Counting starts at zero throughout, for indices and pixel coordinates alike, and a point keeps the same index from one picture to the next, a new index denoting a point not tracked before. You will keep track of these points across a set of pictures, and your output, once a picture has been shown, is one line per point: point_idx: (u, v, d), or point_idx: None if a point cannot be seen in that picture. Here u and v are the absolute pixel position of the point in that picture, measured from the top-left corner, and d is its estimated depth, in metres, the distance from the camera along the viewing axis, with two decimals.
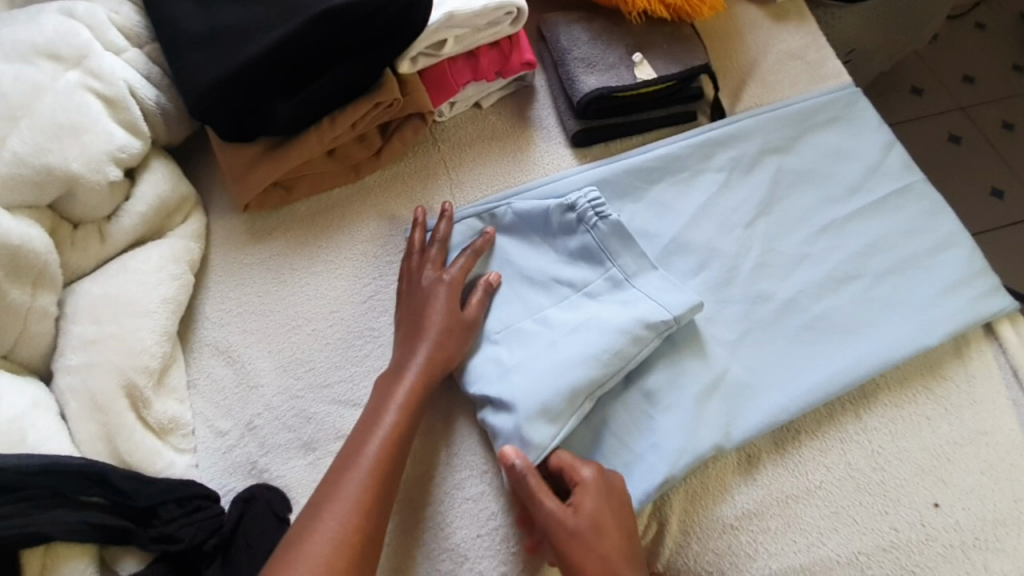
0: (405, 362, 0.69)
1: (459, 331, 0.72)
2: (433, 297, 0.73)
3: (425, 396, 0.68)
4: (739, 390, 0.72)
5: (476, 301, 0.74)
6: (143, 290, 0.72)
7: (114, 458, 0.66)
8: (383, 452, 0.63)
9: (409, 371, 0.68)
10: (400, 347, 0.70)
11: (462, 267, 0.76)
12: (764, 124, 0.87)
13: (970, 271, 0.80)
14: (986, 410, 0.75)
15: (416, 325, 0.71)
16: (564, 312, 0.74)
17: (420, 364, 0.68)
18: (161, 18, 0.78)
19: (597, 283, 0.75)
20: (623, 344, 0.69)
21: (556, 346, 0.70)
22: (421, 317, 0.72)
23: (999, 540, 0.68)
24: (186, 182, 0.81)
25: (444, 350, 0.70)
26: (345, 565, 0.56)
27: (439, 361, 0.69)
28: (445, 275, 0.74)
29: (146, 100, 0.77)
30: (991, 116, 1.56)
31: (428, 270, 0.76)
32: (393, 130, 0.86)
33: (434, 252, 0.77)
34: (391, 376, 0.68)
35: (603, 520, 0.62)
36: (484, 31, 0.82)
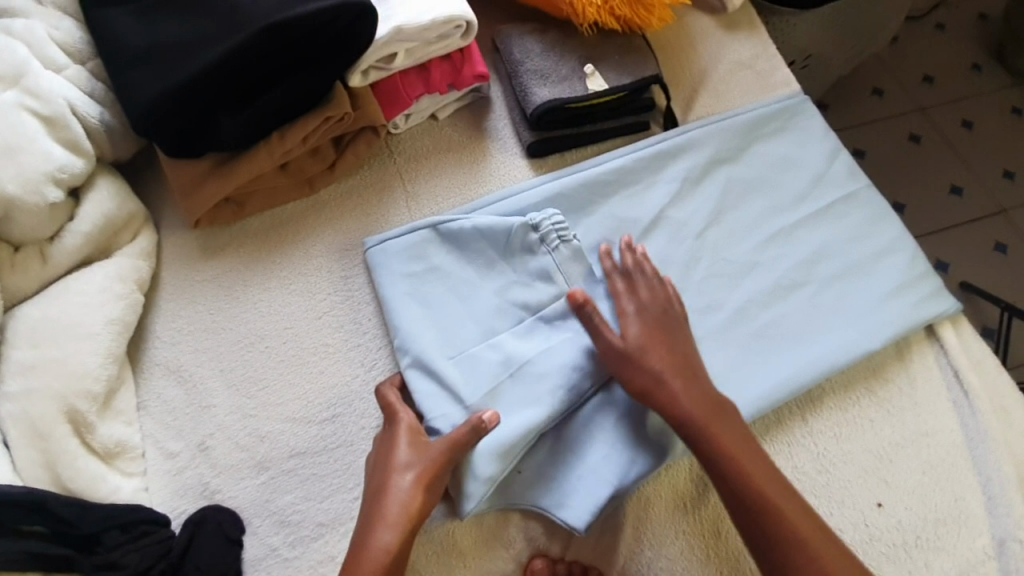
0: (372, 526, 0.62)
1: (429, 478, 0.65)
2: (396, 450, 0.66)
3: (395, 544, 0.62)
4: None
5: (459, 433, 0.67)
6: (87, 312, 0.71)
7: (57, 485, 0.65)
8: None
9: (374, 536, 0.62)
10: (369, 507, 0.64)
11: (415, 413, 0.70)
12: (714, 134, 0.89)
13: (913, 275, 0.83)
14: (927, 411, 0.77)
15: (379, 483, 0.65)
16: (520, 339, 0.74)
17: (387, 529, 0.62)
18: (102, 34, 0.76)
19: (552, 303, 0.76)
20: (578, 379, 0.71)
21: (512, 380, 0.72)
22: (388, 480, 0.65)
23: (939, 539, 0.70)
24: (134, 199, 0.79)
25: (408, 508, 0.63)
26: None
27: (409, 506, 0.63)
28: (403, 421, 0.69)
29: (88, 118, 0.76)
30: (949, 116, 1.60)
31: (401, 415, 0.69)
32: (347, 143, 0.85)
33: (393, 394, 0.71)
34: (360, 543, 0.62)
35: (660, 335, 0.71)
36: (435, 44, 0.82)
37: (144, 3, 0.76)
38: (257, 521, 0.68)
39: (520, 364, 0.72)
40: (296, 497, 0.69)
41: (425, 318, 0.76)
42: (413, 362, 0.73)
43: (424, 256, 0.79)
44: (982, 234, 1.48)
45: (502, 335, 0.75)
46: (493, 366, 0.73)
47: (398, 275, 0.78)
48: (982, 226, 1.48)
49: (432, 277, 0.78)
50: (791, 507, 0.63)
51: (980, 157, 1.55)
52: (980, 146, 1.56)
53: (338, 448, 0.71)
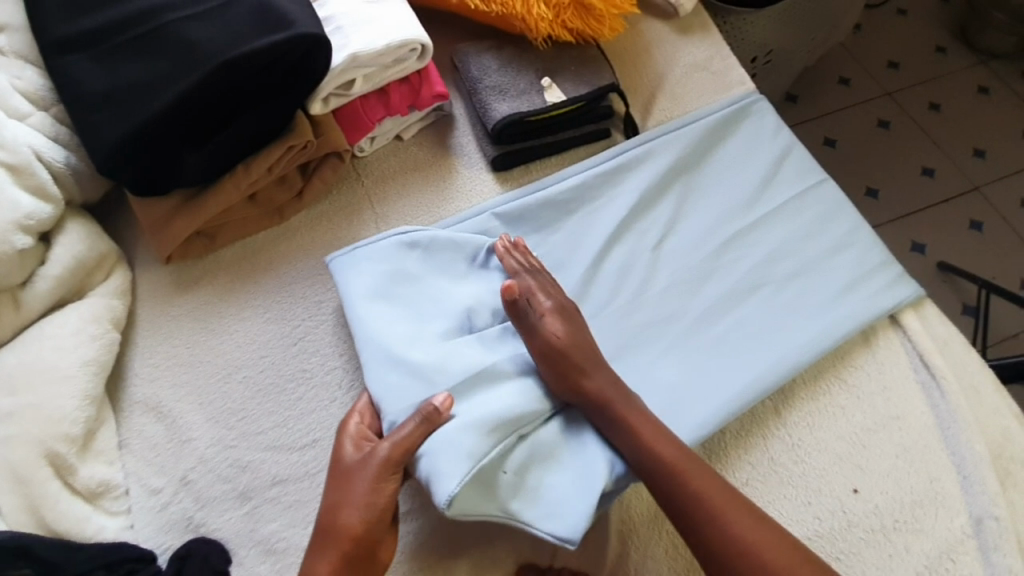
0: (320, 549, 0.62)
1: (367, 483, 0.64)
2: (340, 458, 0.67)
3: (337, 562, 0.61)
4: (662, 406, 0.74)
5: (398, 438, 0.65)
6: (63, 355, 0.71)
7: (40, 528, 0.65)
8: None
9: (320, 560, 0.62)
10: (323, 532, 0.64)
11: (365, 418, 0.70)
12: (676, 140, 0.91)
13: (875, 262, 0.85)
14: (897, 395, 0.79)
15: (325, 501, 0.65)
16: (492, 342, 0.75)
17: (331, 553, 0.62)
18: (62, 79, 0.77)
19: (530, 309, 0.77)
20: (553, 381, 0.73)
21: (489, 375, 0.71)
22: (335, 490, 0.65)
23: (917, 520, 0.71)
24: (106, 239, 0.81)
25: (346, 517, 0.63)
26: None
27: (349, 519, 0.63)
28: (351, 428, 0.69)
29: (54, 163, 0.77)
30: (914, 99, 1.62)
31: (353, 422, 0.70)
32: (313, 170, 0.87)
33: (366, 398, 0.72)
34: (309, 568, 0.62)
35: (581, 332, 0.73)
36: (392, 69, 0.84)
37: (100, 47, 0.78)
38: (243, 551, 0.69)
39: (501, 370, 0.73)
40: (280, 525, 0.70)
41: (390, 318, 0.75)
42: (382, 356, 0.72)
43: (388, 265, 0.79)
44: (955, 213, 1.50)
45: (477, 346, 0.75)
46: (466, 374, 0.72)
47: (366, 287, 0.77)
48: (955, 205, 1.51)
49: (396, 286, 0.78)
50: (704, 478, 0.66)
51: (948, 137, 1.58)
52: (947, 127, 1.59)
53: (319, 473, 0.72)
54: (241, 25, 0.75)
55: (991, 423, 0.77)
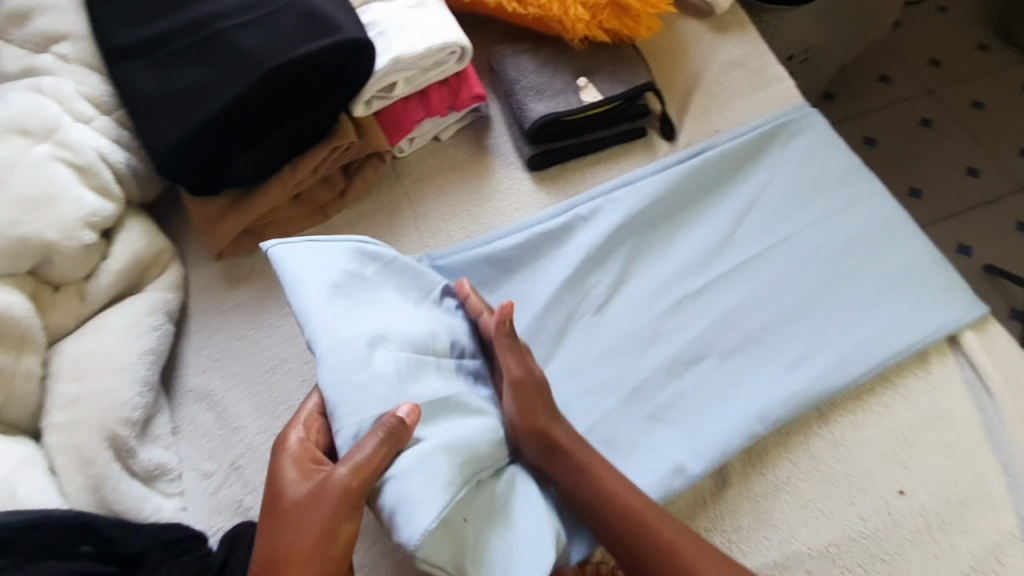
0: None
1: (324, 506, 0.58)
2: (284, 480, 0.60)
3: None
4: (699, 409, 0.75)
5: (353, 468, 0.57)
6: (124, 344, 0.76)
7: (102, 507, 0.69)
8: None
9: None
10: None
11: (314, 433, 0.65)
12: (729, 149, 0.90)
13: (920, 260, 0.83)
14: (943, 394, 0.77)
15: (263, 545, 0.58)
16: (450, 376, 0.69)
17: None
18: (124, 85, 0.82)
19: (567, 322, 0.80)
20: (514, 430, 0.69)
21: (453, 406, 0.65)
22: (281, 514, 0.59)
23: (964, 520, 0.70)
24: (162, 236, 0.85)
25: (299, 545, 0.57)
26: None
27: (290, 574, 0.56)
28: (291, 445, 0.63)
29: (117, 164, 0.82)
30: (958, 97, 1.58)
31: (296, 435, 0.64)
32: (355, 170, 0.90)
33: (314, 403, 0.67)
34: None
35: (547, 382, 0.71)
36: (432, 71, 0.87)
37: (160, 54, 0.82)
38: None
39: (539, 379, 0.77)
40: None
41: (350, 314, 0.66)
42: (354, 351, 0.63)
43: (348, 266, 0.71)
44: (1002, 213, 1.45)
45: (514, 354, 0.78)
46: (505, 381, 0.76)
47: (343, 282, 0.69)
48: (1002, 205, 1.46)
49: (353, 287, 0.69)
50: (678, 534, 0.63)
51: (994, 135, 1.53)
52: (993, 125, 1.54)
53: None
54: (290, 31, 0.79)
55: None
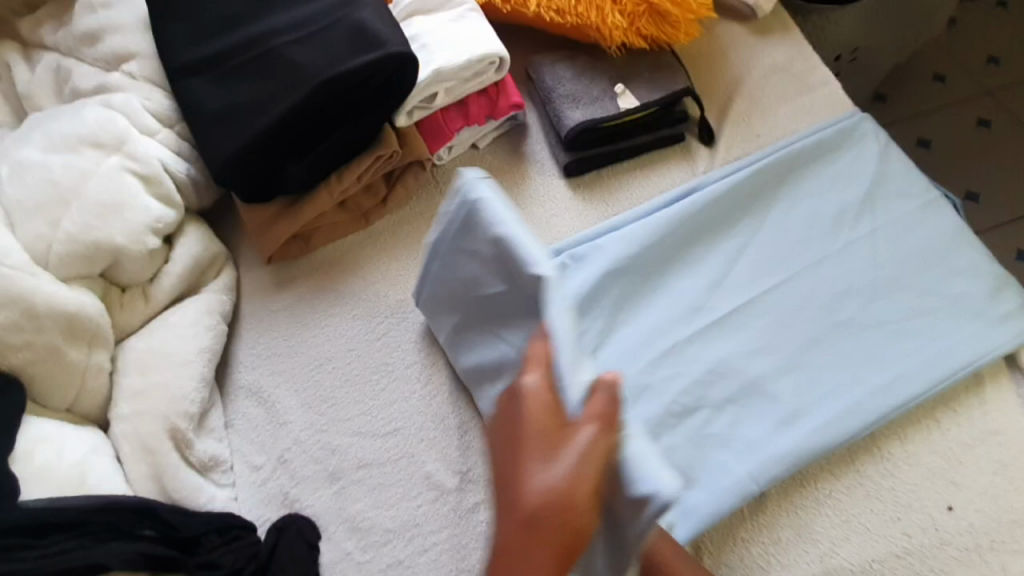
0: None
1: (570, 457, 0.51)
2: (536, 403, 0.54)
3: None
4: (737, 426, 0.73)
5: (575, 432, 0.51)
6: (183, 342, 0.81)
7: (162, 494, 0.74)
8: None
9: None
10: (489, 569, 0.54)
11: (542, 364, 0.56)
12: (779, 159, 0.88)
13: (973, 268, 0.80)
14: (997, 409, 0.74)
15: (505, 520, 0.51)
16: None
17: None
18: (186, 100, 0.88)
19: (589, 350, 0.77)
20: None
21: None
22: (555, 448, 0.51)
23: (1017, 541, 0.67)
24: (217, 241, 0.90)
25: (584, 481, 0.50)
26: None
27: (543, 549, 0.49)
28: (535, 377, 0.55)
29: (178, 174, 0.87)
30: (1019, 96, 1.50)
31: (531, 373, 0.56)
32: (396, 178, 0.93)
33: (537, 348, 0.57)
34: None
35: None
36: (471, 81, 0.89)
37: (218, 70, 0.87)
38: (332, 527, 0.75)
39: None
40: (365, 505, 0.75)
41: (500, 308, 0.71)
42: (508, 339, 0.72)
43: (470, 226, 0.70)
44: None
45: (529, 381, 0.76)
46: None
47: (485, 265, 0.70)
48: None
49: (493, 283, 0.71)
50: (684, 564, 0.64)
51: None
52: None
53: (400, 459, 0.77)
54: (338, 46, 0.82)
55: None
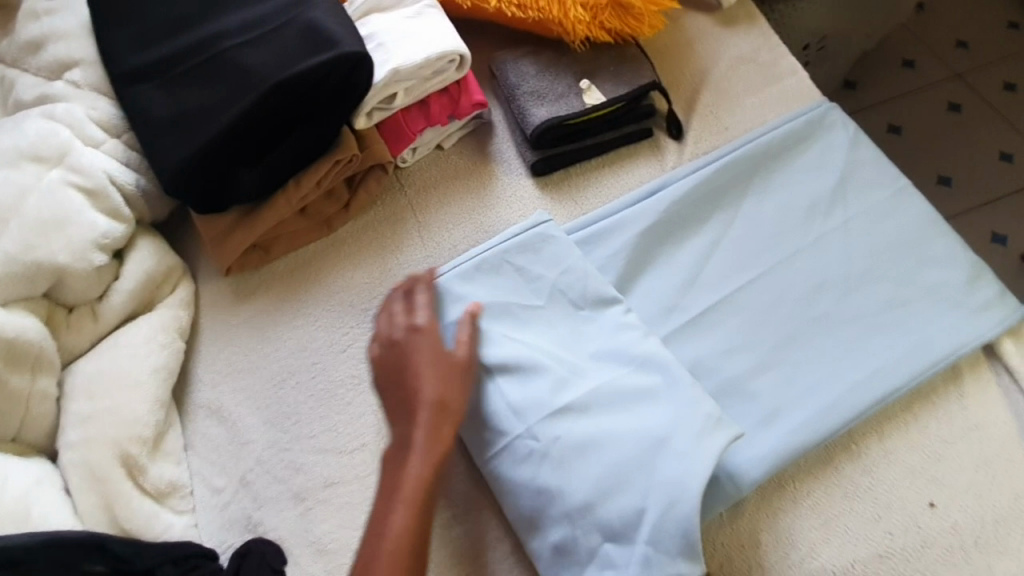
0: (392, 486, 0.61)
1: (457, 374, 0.67)
2: (417, 347, 0.68)
3: (436, 482, 0.62)
4: None
5: (467, 348, 0.70)
6: (135, 362, 0.77)
7: (115, 525, 0.70)
8: (421, 488, 0.61)
9: (407, 510, 0.60)
10: (385, 478, 0.62)
11: (428, 312, 0.72)
12: (747, 153, 0.86)
13: (950, 257, 0.79)
14: (976, 402, 0.73)
15: (413, 418, 0.64)
16: (533, 401, 0.69)
17: (402, 506, 0.60)
18: (132, 108, 0.84)
19: (580, 354, 0.73)
20: (578, 477, 0.65)
21: (593, 415, 0.68)
22: (443, 366, 0.67)
23: (1001, 539, 0.66)
24: (172, 254, 0.86)
25: (453, 399, 0.65)
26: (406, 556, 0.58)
27: (446, 433, 0.63)
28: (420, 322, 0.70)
29: (126, 186, 0.83)
30: (989, 79, 1.50)
31: (419, 317, 0.71)
32: (358, 182, 0.90)
33: (400, 305, 0.73)
34: (377, 520, 0.60)
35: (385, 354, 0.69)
36: (432, 80, 0.86)
37: (166, 76, 0.83)
38: (298, 550, 0.71)
39: (538, 413, 0.69)
40: (332, 525, 0.72)
41: (540, 320, 0.76)
42: (533, 338, 0.74)
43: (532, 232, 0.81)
44: None
45: (512, 384, 0.71)
46: (504, 412, 0.70)
47: (532, 269, 0.78)
48: None
49: (532, 289, 0.78)
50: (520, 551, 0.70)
51: None
52: None
53: (368, 476, 0.74)
54: (291, 47, 0.79)
55: None
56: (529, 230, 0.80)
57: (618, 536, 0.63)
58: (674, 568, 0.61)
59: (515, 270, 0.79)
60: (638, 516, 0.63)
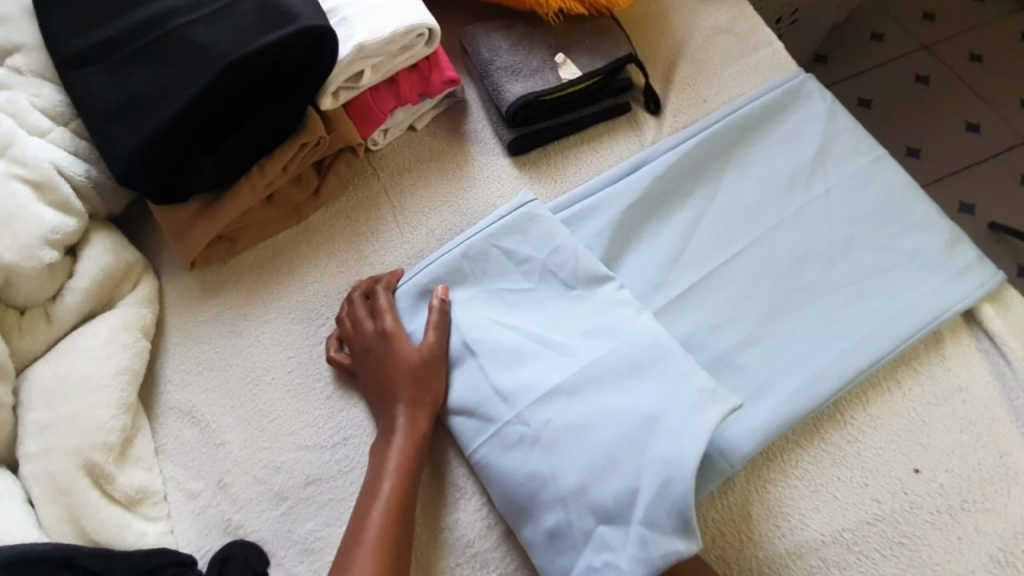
0: (378, 464, 0.66)
1: (431, 363, 0.71)
2: (387, 339, 0.72)
3: (419, 458, 0.67)
4: None
5: (433, 346, 0.72)
6: (96, 364, 0.72)
7: (82, 538, 0.66)
8: (402, 462, 0.66)
9: (392, 481, 0.65)
10: (372, 461, 0.68)
11: (388, 302, 0.75)
12: (727, 125, 0.85)
13: (929, 224, 0.79)
14: (958, 366, 0.74)
15: (393, 407, 0.69)
16: (524, 385, 0.69)
17: (389, 476, 0.65)
18: (78, 93, 0.78)
19: (573, 334, 0.72)
20: (570, 461, 0.64)
21: (586, 397, 0.67)
22: (417, 356, 0.71)
23: (988, 500, 0.66)
24: (131, 250, 0.81)
25: (428, 386, 0.70)
26: (396, 523, 0.63)
27: (422, 417, 0.69)
28: (388, 316, 0.74)
29: (75, 176, 0.78)
30: (955, 50, 1.52)
31: (387, 312, 0.74)
32: (328, 166, 0.86)
33: (362, 309, 0.76)
34: (366, 495, 0.65)
35: (362, 349, 0.74)
36: (400, 56, 0.82)
37: (113, 58, 0.78)
38: (282, 552, 0.69)
39: (528, 397, 0.68)
40: (316, 523, 0.69)
41: (531, 305, 0.74)
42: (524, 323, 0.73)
43: (516, 213, 0.78)
44: (1007, 167, 1.40)
45: (501, 370, 0.70)
46: (493, 398, 0.69)
47: (519, 250, 0.76)
48: (1007, 158, 1.40)
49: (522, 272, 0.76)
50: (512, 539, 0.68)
51: (995, 87, 1.47)
52: (992, 77, 1.48)
53: (352, 471, 0.71)
54: (247, 23, 0.74)
55: None
56: (514, 212, 0.78)
57: (614, 517, 0.62)
58: (671, 547, 0.59)
59: (502, 253, 0.77)
60: (633, 497, 0.62)
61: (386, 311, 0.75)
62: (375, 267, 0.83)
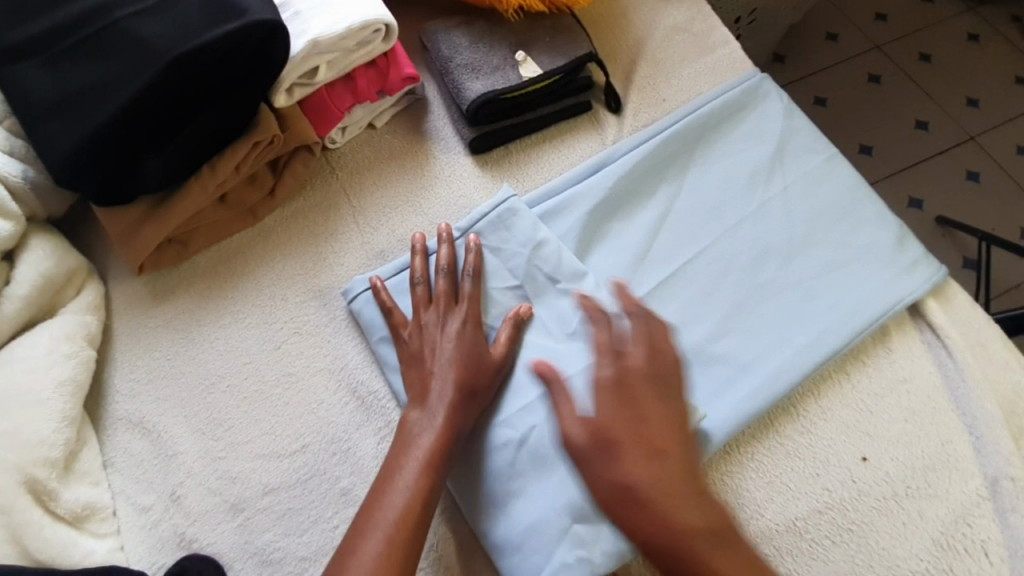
0: (402, 452, 0.62)
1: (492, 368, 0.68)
2: (449, 330, 0.69)
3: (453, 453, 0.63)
4: None
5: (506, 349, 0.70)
6: (35, 377, 0.69)
7: (24, 558, 0.63)
8: (436, 453, 0.62)
9: (417, 471, 0.61)
10: (400, 442, 0.63)
11: (448, 292, 0.73)
12: (688, 126, 0.86)
13: (878, 221, 0.82)
14: (903, 357, 0.77)
15: (439, 394, 0.65)
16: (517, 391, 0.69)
17: (416, 466, 0.61)
18: (12, 89, 0.74)
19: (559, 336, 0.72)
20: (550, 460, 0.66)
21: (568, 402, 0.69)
22: (486, 358, 0.68)
23: (930, 485, 0.69)
24: (74, 254, 0.78)
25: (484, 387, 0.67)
26: (416, 515, 0.59)
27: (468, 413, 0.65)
28: (450, 309, 0.71)
29: (10, 178, 0.74)
30: (905, 50, 1.57)
31: (445, 304, 0.72)
32: (283, 165, 0.83)
33: (420, 292, 0.73)
34: (386, 477, 0.61)
35: (420, 334, 0.71)
36: (356, 52, 0.80)
37: (48, 52, 0.73)
38: (239, 564, 0.67)
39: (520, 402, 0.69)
40: (275, 534, 0.67)
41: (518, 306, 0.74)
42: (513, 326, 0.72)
43: (494, 208, 0.79)
44: (952, 164, 1.46)
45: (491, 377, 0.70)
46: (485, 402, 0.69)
47: (502, 250, 0.77)
48: (953, 155, 1.46)
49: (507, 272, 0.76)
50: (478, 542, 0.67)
51: (942, 86, 1.53)
52: (939, 77, 1.54)
53: (311, 478, 0.70)
54: (192, 16, 0.71)
55: (1001, 377, 0.75)
56: (494, 209, 0.79)
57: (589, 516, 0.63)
58: None
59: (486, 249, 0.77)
60: None
61: (446, 300, 0.72)
62: (333, 269, 0.81)
